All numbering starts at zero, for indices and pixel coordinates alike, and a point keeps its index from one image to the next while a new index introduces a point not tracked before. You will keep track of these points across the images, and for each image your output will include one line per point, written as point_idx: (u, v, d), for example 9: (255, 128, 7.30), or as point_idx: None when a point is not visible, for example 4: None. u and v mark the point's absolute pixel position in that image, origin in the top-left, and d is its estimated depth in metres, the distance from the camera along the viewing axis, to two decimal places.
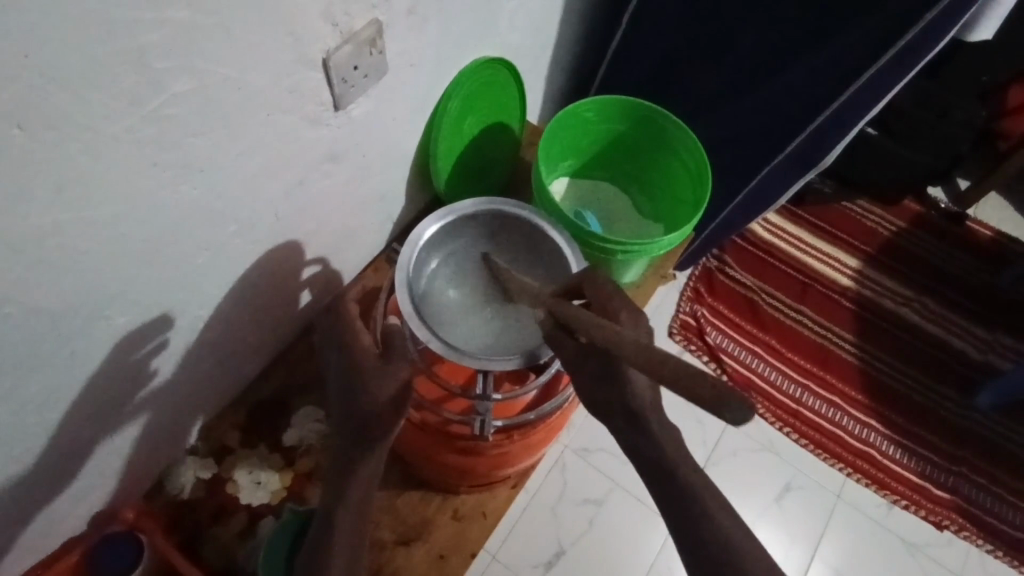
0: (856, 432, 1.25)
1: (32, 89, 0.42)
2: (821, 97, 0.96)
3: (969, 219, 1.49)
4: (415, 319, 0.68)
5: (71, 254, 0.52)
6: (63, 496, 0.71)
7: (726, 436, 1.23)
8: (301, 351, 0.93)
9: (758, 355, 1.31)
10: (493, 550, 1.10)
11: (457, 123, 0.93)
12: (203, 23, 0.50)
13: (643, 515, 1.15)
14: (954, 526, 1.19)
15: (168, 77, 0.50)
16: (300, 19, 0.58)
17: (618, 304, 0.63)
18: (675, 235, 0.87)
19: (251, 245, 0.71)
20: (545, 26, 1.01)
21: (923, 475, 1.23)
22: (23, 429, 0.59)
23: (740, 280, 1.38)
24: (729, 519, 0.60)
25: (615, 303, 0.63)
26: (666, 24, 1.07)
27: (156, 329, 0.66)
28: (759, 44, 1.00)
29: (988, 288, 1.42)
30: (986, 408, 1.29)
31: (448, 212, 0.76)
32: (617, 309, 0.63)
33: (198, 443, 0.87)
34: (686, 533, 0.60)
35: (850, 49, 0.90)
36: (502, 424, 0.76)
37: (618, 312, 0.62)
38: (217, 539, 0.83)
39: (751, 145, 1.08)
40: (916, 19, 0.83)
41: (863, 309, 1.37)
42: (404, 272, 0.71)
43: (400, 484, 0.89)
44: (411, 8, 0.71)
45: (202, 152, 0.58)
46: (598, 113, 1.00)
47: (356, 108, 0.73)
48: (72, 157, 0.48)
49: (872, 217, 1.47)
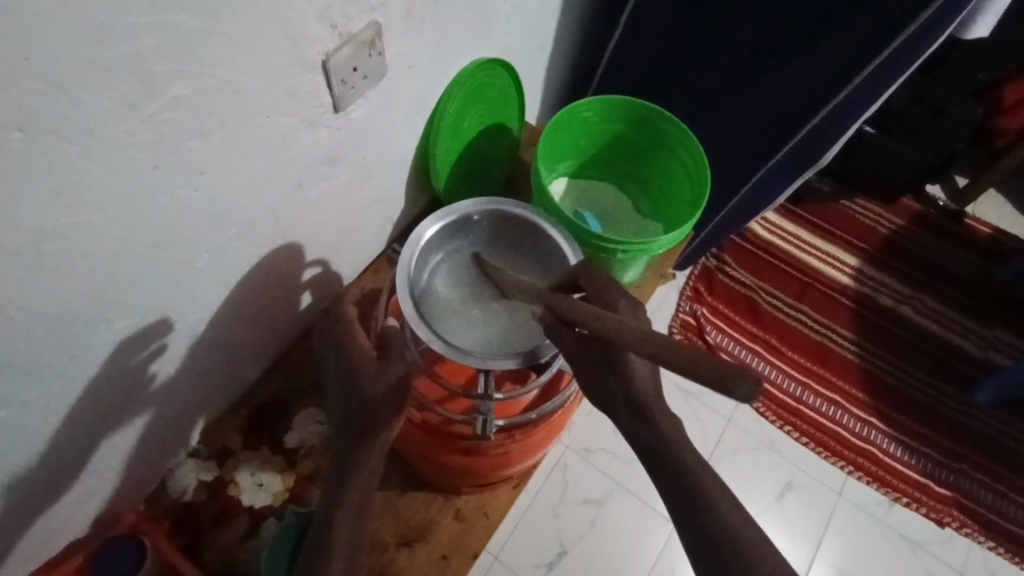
0: (856, 430, 1.25)
1: (32, 94, 0.43)
2: (819, 96, 0.96)
3: (967, 217, 1.50)
4: (416, 320, 0.68)
5: (72, 257, 0.52)
6: (65, 499, 0.71)
7: (727, 434, 1.23)
8: (301, 354, 0.93)
9: (758, 354, 1.31)
10: (495, 551, 1.10)
11: (456, 124, 0.93)
12: (202, 25, 0.50)
13: (646, 514, 1.15)
14: (955, 523, 1.19)
15: (167, 80, 0.50)
16: (297, 22, 0.58)
17: (619, 294, 0.65)
18: (674, 234, 0.87)
19: (251, 247, 0.71)
20: (542, 28, 1.01)
21: (923, 472, 1.23)
22: (24, 433, 0.59)
23: (739, 279, 1.38)
24: None
25: (610, 294, 0.65)
26: (663, 25, 1.07)
27: (155, 331, 0.66)
28: (756, 43, 1.00)
29: (987, 284, 1.42)
30: (986, 404, 1.29)
31: (448, 212, 0.76)
32: (618, 297, 0.65)
33: (199, 446, 0.87)
34: (693, 538, 0.58)
35: (847, 47, 0.90)
36: (503, 424, 0.77)
37: (617, 300, 0.64)
38: (218, 542, 0.83)
39: (750, 144, 1.08)
40: (913, 16, 0.83)
41: (862, 306, 1.37)
42: (405, 272, 0.71)
43: (402, 485, 0.89)
44: (408, 10, 0.71)
45: (201, 155, 0.58)
46: (596, 113, 1.00)
47: (354, 110, 0.73)
48: (71, 160, 0.48)
49: (870, 215, 1.47)
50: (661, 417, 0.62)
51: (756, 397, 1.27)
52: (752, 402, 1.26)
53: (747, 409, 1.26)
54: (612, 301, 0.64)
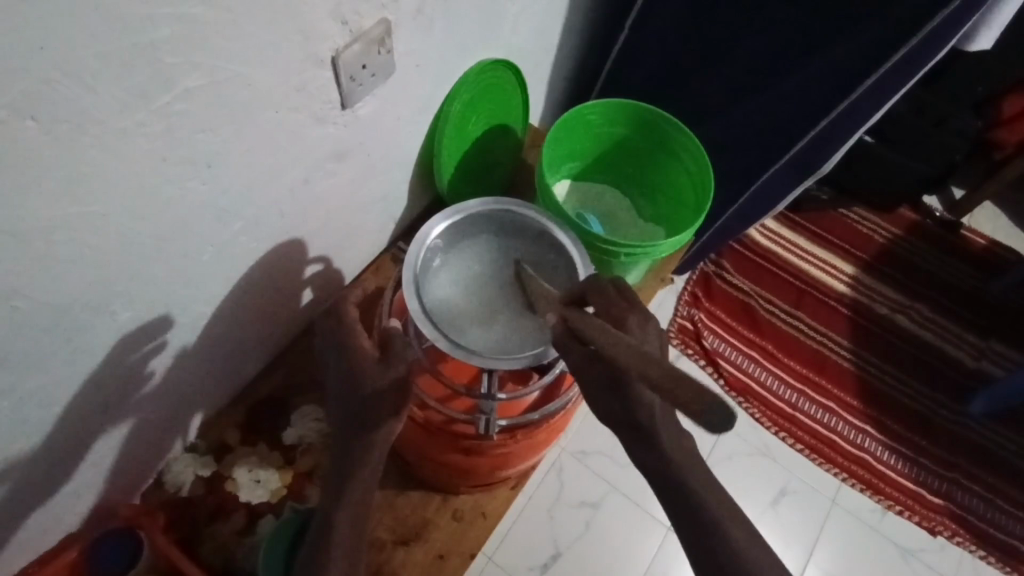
0: (851, 438, 1.26)
1: (46, 83, 0.43)
2: (820, 106, 0.97)
3: (964, 227, 1.51)
4: (420, 317, 0.69)
5: (80, 248, 0.52)
6: (63, 491, 0.70)
7: (722, 440, 1.24)
8: (302, 349, 0.93)
9: (754, 360, 1.32)
10: (489, 552, 1.10)
11: (461, 124, 0.93)
12: (216, 18, 0.50)
13: (638, 519, 1.15)
14: (947, 532, 1.20)
15: (180, 73, 0.50)
16: (310, 17, 0.58)
17: (629, 308, 0.60)
18: (677, 238, 0.87)
19: (256, 242, 0.71)
20: (548, 30, 1.01)
21: (916, 480, 1.23)
22: (25, 423, 0.59)
23: (737, 286, 1.39)
24: (727, 529, 0.59)
25: (619, 309, 0.60)
26: (667, 30, 1.08)
27: (158, 327, 0.66)
28: (760, 51, 1.01)
29: (980, 295, 1.43)
30: (978, 414, 1.30)
31: (455, 212, 0.78)
32: (625, 314, 0.59)
33: (197, 441, 0.86)
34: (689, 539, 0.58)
35: (851, 57, 0.91)
36: (505, 424, 0.77)
37: (625, 319, 0.59)
38: (215, 537, 0.83)
39: (752, 151, 1.09)
40: (917, 28, 0.84)
41: (858, 315, 1.38)
42: (411, 270, 0.72)
43: (399, 484, 0.89)
44: (419, 8, 0.71)
45: (211, 148, 0.58)
46: (601, 116, 1.01)
47: (361, 107, 0.73)
48: (84, 152, 0.48)
49: (867, 224, 1.48)
50: (645, 426, 0.59)
51: (751, 402, 1.27)
52: (748, 408, 1.27)
53: (742, 414, 1.27)
54: (623, 325, 0.58)
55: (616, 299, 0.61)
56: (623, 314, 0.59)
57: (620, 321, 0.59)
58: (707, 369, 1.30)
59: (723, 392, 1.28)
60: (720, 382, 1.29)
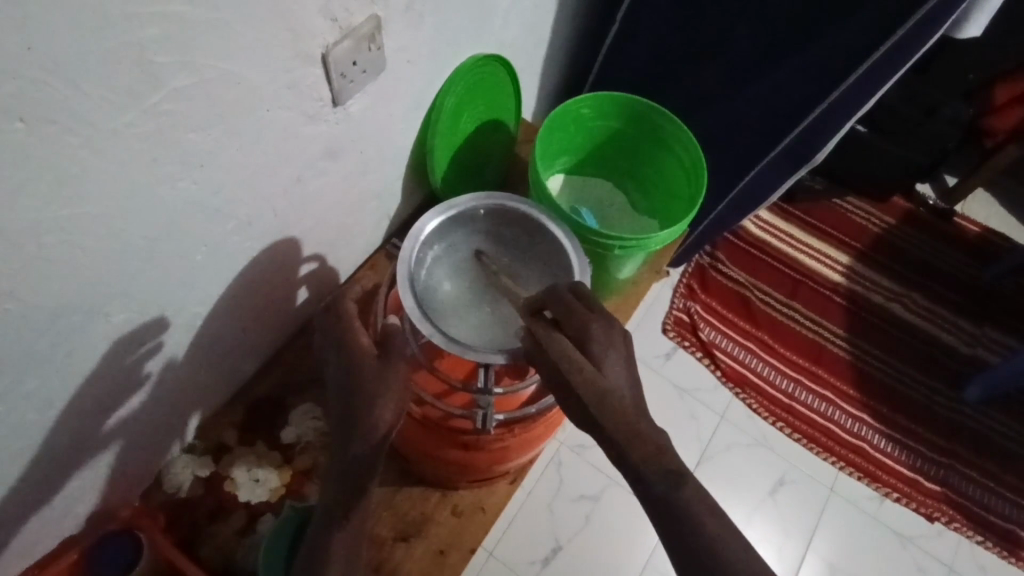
0: (846, 426, 1.27)
1: (33, 83, 0.42)
2: (812, 96, 0.97)
3: (957, 216, 1.51)
4: (417, 313, 0.68)
5: (72, 250, 0.52)
6: (63, 493, 0.70)
7: (720, 432, 1.24)
8: (299, 349, 0.93)
9: (752, 351, 1.32)
10: (490, 547, 1.10)
11: (454, 120, 0.93)
12: (202, 16, 0.50)
13: (638, 512, 1.15)
14: (944, 517, 1.20)
15: (168, 73, 0.50)
16: (299, 14, 0.58)
17: (591, 316, 0.62)
18: (671, 230, 0.87)
19: (250, 242, 0.71)
20: (540, 24, 1.01)
21: (913, 468, 1.24)
22: (22, 427, 0.59)
23: (732, 277, 1.39)
24: None
25: (582, 314, 0.62)
26: (658, 23, 1.08)
27: (154, 329, 0.66)
28: (751, 42, 1.01)
29: (973, 282, 1.44)
30: (975, 401, 1.31)
31: (449, 207, 0.77)
32: (590, 320, 0.61)
33: (195, 442, 0.86)
34: None
35: (842, 47, 0.91)
36: (502, 418, 0.77)
37: (589, 325, 0.61)
38: (214, 538, 0.83)
39: (743, 142, 1.09)
40: (909, 15, 0.84)
41: (854, 304, 1.38)
42: (404, 266, 0.71)
43: (399, 481, 0.89)
44: (409, 5, 0.71)
45: (202, 147, 0.58)
46: (592, 109, 1.00)
47: (353, 104, 0.73)
48: (73, 153, 0.47)
49: (861, 214, 1.49)
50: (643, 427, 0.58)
51: (748, 393, 1.28)
52: (746, 399, 1.27)
53: (741, 406, 1.27)
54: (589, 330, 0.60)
55: (578, 308, 0.63)
56: (586, 323, 0.61)
57: (584, 329, 0.61)
58: (705, 361, 1.30)
59: (721, 383, 1.29)
60: (718, 373, 1.29)
